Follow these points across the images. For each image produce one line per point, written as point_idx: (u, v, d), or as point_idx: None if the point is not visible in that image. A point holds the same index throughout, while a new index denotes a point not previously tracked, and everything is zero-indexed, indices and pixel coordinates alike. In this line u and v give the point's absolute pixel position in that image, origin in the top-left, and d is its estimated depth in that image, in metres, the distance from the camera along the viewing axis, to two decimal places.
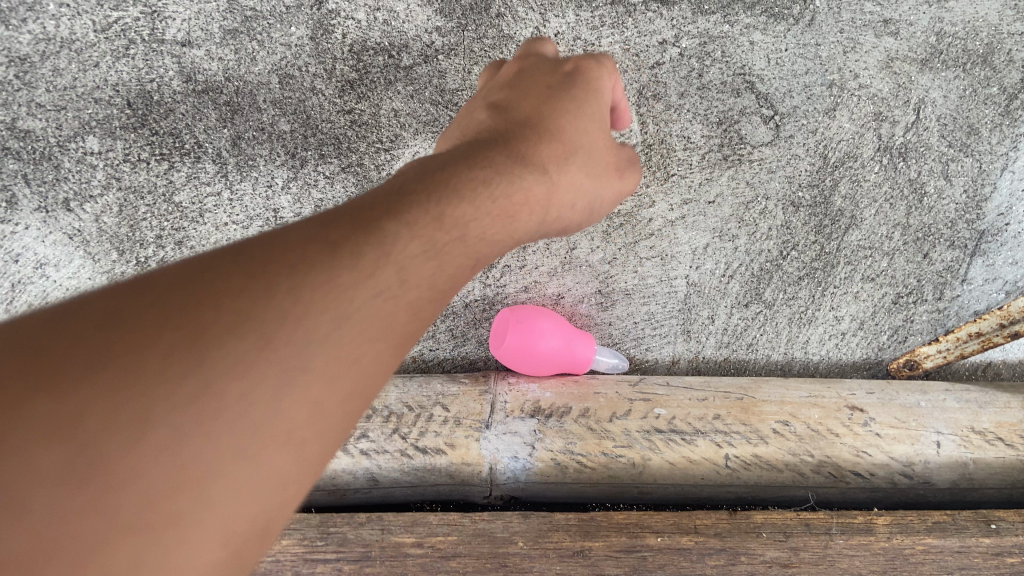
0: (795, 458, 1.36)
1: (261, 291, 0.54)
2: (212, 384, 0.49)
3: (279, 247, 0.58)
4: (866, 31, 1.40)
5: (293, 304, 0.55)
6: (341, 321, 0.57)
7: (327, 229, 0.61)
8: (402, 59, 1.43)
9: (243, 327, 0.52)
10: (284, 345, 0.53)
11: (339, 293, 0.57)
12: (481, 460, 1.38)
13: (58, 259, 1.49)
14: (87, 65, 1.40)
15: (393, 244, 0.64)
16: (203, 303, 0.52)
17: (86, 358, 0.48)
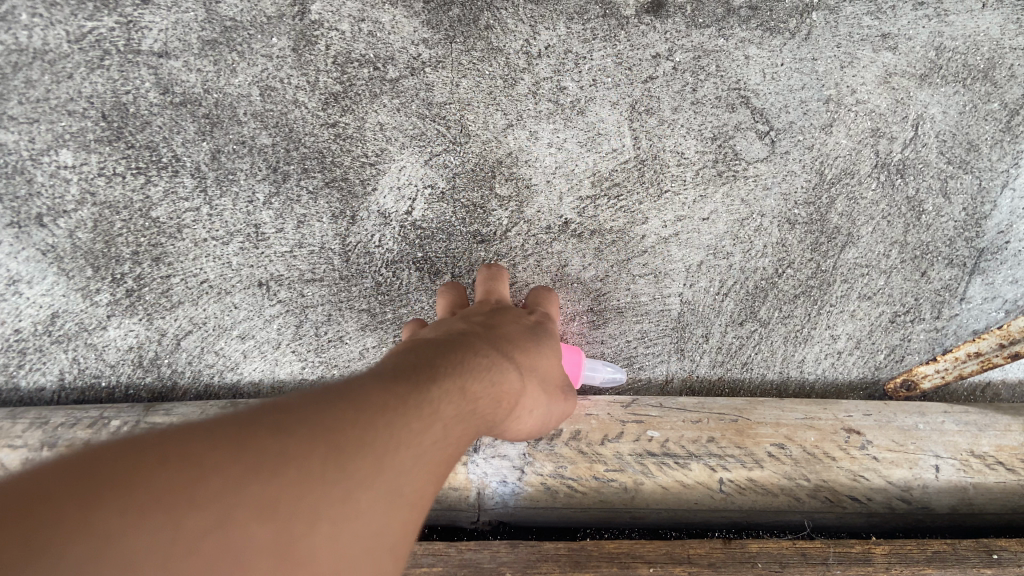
0: (791, 483, 1.32)
1: (346, 447, 0.67)
2: (314, 513, 0.61)
3: (354, 411, 0.72)
4: (864, 45, 1.37)
5: (367, 460, 0.68)
6: (396, 475, 0.70)
7: (383, 399, 0.76)
8: (387, 71, 1.38)
9: (333, 472, 0.65)
10: (361, 491, 0.66)
11: (395, 455, 0.71)
12: (468, 485, 1.33)
13: (30, 276, 1.44)
14: (61, 76, 1.36)
15: (428, 415, 0.78)
16: (305, 451, 0.64)
17: (221, 478, 0.59)
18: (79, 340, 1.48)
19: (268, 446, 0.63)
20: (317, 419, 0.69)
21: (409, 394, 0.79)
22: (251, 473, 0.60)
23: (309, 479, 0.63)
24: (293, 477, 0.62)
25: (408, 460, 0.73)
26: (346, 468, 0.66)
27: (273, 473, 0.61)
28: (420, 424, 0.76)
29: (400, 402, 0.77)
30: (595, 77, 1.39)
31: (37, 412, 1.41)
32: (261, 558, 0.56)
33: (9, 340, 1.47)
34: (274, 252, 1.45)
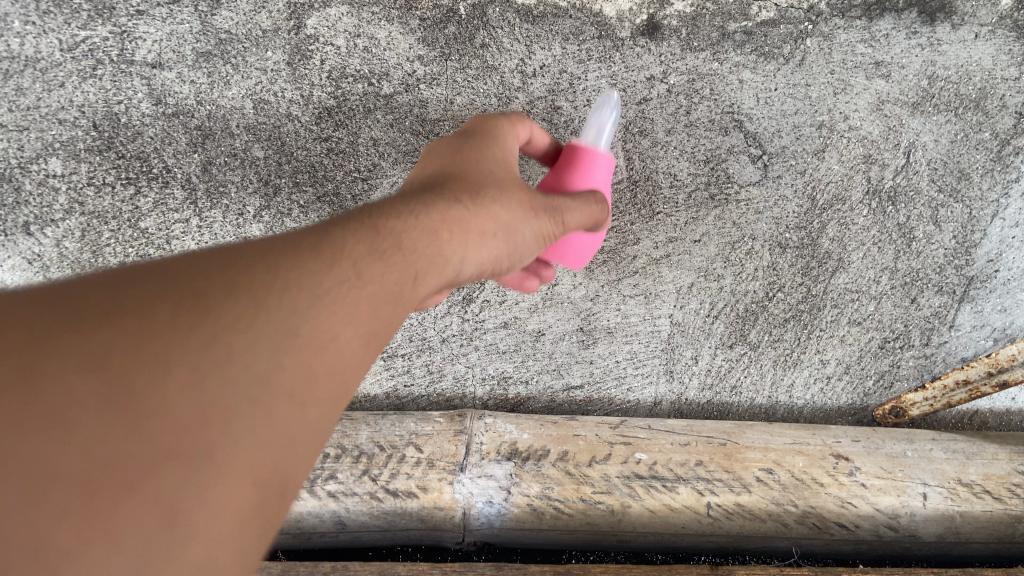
0: (779, 508, 1.30)
1: (273, 286, 0.60)
2: (242, 354, 0.55)
3: (287, 254, 0.64)
4: (857, 72, 1.38)
5: (299, 299, 0.60)
6: (343, 309, 0.63)
7: (325, 242, 0.68)
8: (382, 87, 1.38)
9: (263, 314, 0.58)
10: (303, 331, 0.59)
11: (338, 295, 0.64)
12: (454, 504, 1.31)
13: (16, 284, 1.43)
14: (52, 85, 1.35)
15: (383, 259, 0.71)
16: (224, 294, 0.57)
17: (132, 327, 0.52)
18: None
19: (184, 293, 0.56)
20: (242, 262, 0.61)
21: (360, 237, 0.71)
22: (164, 321, 0.54)
23: (234, 323, 0.56)
24: (212, 324, 0.55)
25: (355, 298, 0.65)
26: (278, 311, 0.59)
27: (187, 317, 0.54)
28: (373, 270, 0.69)
29: (349, 247, 0.69)
30: (590, 98, 1.39)
31: None
32: (184, 408, 0.50)
33: None
34: None
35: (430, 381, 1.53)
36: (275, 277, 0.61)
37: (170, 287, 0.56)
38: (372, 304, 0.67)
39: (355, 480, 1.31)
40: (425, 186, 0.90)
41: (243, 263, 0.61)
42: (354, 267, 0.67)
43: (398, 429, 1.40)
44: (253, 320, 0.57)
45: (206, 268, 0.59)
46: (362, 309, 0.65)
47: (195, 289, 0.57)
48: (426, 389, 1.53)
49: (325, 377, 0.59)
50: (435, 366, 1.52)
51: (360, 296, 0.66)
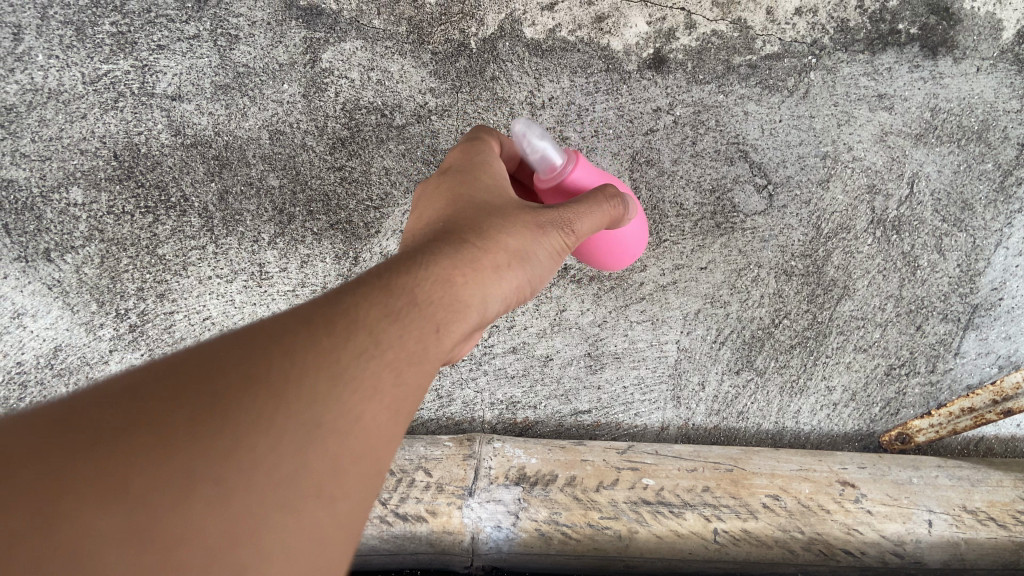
0: (786, 535, 1.31)
1: (287, 370, 0.56)
2: (265, 458, 0.51)
3: (296, 331, 0.59)
4: (860, 105, 1.40)
5: (321, 386, 0.56)
6: (365, 387, 0.59)
7: (338, 311, 0.63)
8: (395, 118, 1.42)
9: (283, 409, 0.53)
10: (325, 421, 0.55)
11: (359, 372, 0.60)
12: (463, 528, 1.33)
13: (35, 309, 1.45)
14: (74, 116, 1.39)
15: (400, 322, 0.67)
16: (238, 390, 0.53)
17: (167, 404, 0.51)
18: (81, 373, 1.49)
19: (194, 397, 0.52)
20: (248, 350, 0.56)
21: (373, 301, 0.67)
22: (179, 436, 0.49)
23: (253, 424, 0.52)
24: (227, 432, 0.51)
25: (376, 373, 0.61)
26: (297, 400, 0.54)
27: (203, 423, 0.50)
28: (393, 338, 0.65)
29: (363, 312, 0.64)
30: (597, 128, 1.42)
31: None
32: (227, 481, 0.49)
33: (11, 373, 1.47)
34: (278, 292, 1.47)
35: (439, 405, 1.55)
36: (288, 360, 0.57)
37: (178, 395, 0.52)
38: (393, 374, 0.63)
39: None
40: (432, 235, 0.86)
41: (251, 351, 0.56)
42: (370, 334, 0.63)
43: (407, 454, 1.42)
44: (275, 415, 0.53)
45: (211, 361, 0.55)
46: (384, 379, 0.61)
47: (206, 390, 0.53)
48: (436, 413, 1.55)
49: (355, 465, 0.56)
50: (445, 391, 1.54)
51: (380, 367, 0.62)
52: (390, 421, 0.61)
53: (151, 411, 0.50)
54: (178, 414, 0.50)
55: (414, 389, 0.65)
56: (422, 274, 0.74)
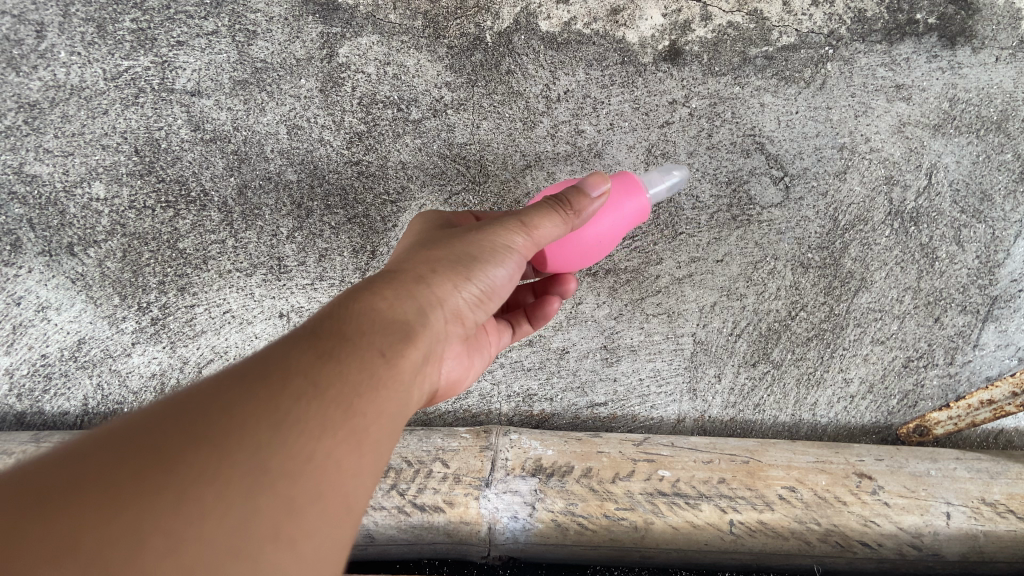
0: (802, 526, 1.31)
1: (224, 421, 0.58)
2: (214, 503, 0.52)
3: (232, 386, 0.62)
4: (878, 96, 1.41)
5: (266, 431, 0.58)
6: (310, 426, 0.61)
7: (273, 363, 0.66)
8: (411, 113, 1.43)
9: (225, 455, 0.55)
10: (273, 463, 0.57)
11: (301, 411, 0.62)
12: (480, 519, 1.34)
13: (59, 302, 1.48)
14: (96, 112, 1.43)
15: (341, 362, 0.69)
16: (177, 446, 0.55)
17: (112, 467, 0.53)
18: (104, 365, 1.50)
19: (133, 459, 0.54)
20: (185, 409, 0.59)
21: (310, 347, 0.69)
22: (127, 492, 0.51)
23: (198, 471, 0.54)
24: (173, 481, 0.52)
25: (321, 411, 0.63)
26: (239, 444, 0.56)
27: (145, 479, 0.52)
28: (335, 377, 0.67)
29: (299, 360, 0.67)
30: (612, 121, 1.42)
31: (60, 437, 1.41)
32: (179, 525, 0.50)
33: (37, 364, 1.49)
34: (295, 285, 1.48)
35: (456, 397, 1.56)
36: (223, 413, 0.59)
37: (119, 459, 0.54)
38: (341, 410, 0.65)
39: (383, 494, 1.34)
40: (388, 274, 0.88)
41: (188, 409, 0.59)
42: (309, 376, 0.65)
43: (424, 445, 1.44)
44: (217, 463, 0.55)
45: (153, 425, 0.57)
46: (331, 415, 0.64)
47: (147, 450, 0.54)
48: (452, 405, 1.56)
49: (314, 500, 0.58)
50: None
51: (325, 406, 0.64)
52: (345, 454, 0.63)
53: (94, 476, 0.52)
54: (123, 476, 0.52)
55: (368, 423, 0.67)
56: (365, 316, 0.77)
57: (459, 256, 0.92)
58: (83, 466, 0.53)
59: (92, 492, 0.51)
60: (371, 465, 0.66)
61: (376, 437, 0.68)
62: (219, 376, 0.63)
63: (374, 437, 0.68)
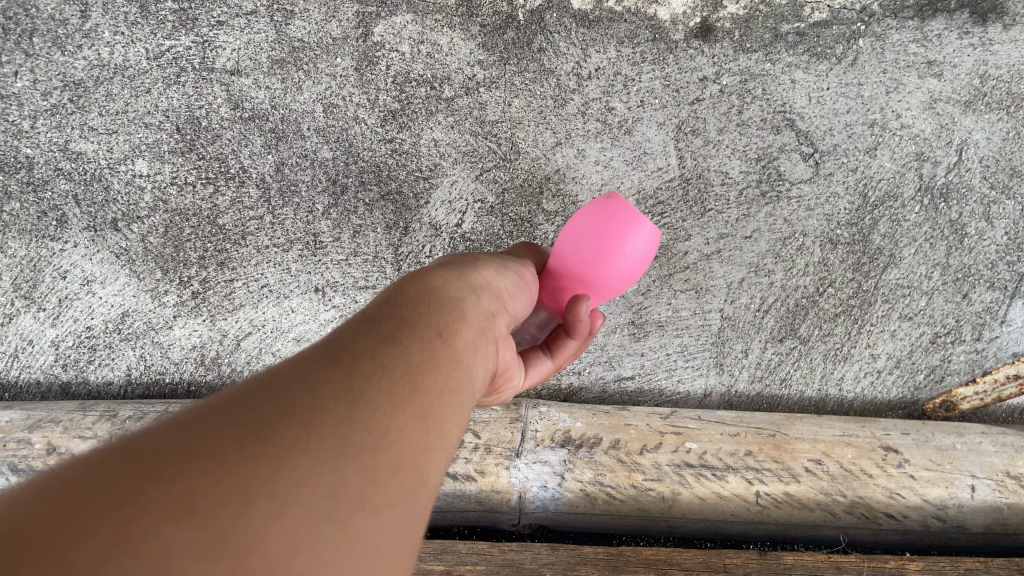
0: (827, 498, 1.33)
1: (299, 401, 0.53)
2: (297, 476, 0.47)
3: (302, 367, 0.57)
4: (909, 72, 1.43)
5: (338, 408, 0.54)
6: (386, 402, 0.57)
7: (338, 345, 0.61)
8: (444, 91, 1.47)
9: (307, 429, 0.51)
10: (351, 438, 0.52)
11: (375, 388, 0.57)
12: (511, 488, 1.37)
13: (104, 276, 1.53)
14: (139, 91, 1.48)
15: (408, 340, 0.64)
16: (256, 423, 0.51)
17: (187, 445, 0.48)
18: (146, 338, 1.54)
19: (213, 433, 0.49)
20: (254, 392, 0.54)
21: (374, 330, 0.65)
22: (207, 464, 0.46)
23: (276, 447, 0.49)
24: (260, 454, 0.48)
25: (394, 388, 0.58)
26: (318, 418, 0.52)
27: (233, 452, 0.48)
28: (404, 356, 0.62)
29: (366, 340, 0.62)
30: (643, 98, 1.45)
31: (105, 405, 1.46)
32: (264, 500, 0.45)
33: (82, 336, 1.54)
34: (330, 260, 1.51)
35: None
36: (291, 392, 0.54)
37: (199, 434, 0.49)
38: (412, 386, 0.60)
39: None
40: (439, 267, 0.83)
41: (258, 391, 0.54)
42: (376, 357, 0.61)
43: None
44: (296, 437, 0.50)
45: (221, 407, 0.52)
46: (404, 391, 0.59)
47: (225, 424, 0.50)
48: None
49: (398, 475, 0.53)
50: None
51: (397, 384, 0.59)
52: (423, 430, 0.58)
53: (180, 448, 0.47)
54: (199, 452, 0.47)
55: (441, 400, 0.62)
56: (423, 296, 0.72)
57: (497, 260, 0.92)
58: (162, 441, 0.48)
59: (180, 461, 0.46)
60: (448, 444, 0.61)
61: (451, 414, 0.63)
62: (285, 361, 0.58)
63: (449, 411, 0.62)
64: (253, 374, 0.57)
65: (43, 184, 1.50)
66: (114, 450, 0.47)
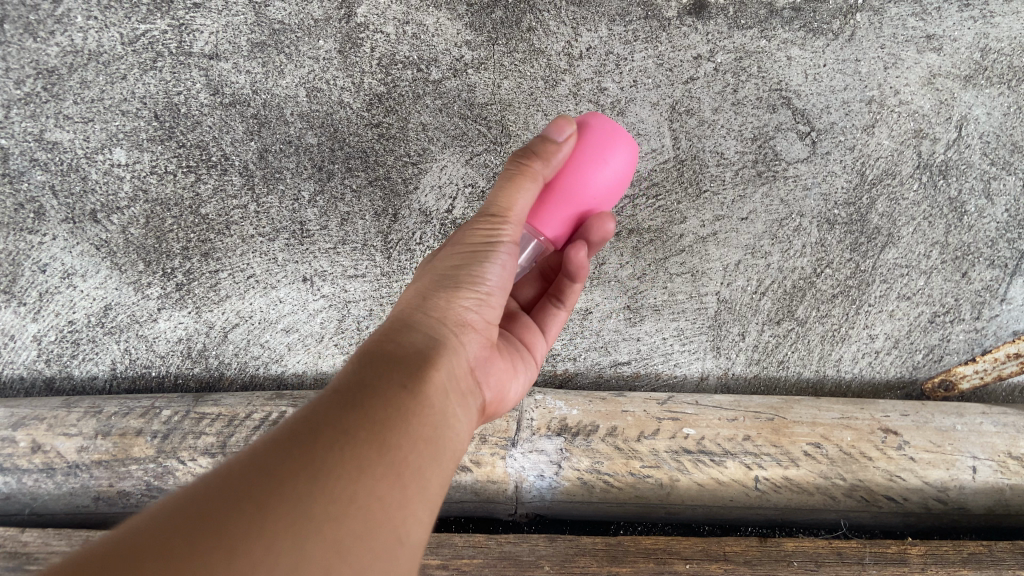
0: (827, 482, 1.31)
1: (264, 483, 0.59)
2: (266, 559, 0.54)
3: (268, 450, 0.63)
4: (907, 47, 1.40)
5: (303, 483, 0.60)
6: (348, 471, 0.63)
7: (303, 422, 0.67)
8: (431, 73, 1.42)
9: (271, 509, 0.57)
10: (317, 513, 0.58)
11: (335, 458, 0.63)
12: (507, 478, 1.35)
13: (85, 269, 1.48)
14: (115, 77, 1.43)
15: (368, 406, 0.70)
16: (222, 511, 0.56)
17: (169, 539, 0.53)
18: (130, 331, 1.51)
19: (183, 526, 0.55)
20: (224, 479, 0.59)
21: (335, 400, 0.70)
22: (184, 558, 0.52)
23: (249, 531, 0.55)
24: (222, 544, 0.54)
25: (356, 454, 0.64)
26: (281, 499, 0.58)
27: (199, 545, 0.53)
28: (364, 421, 0.68)
29: (327, 412, 0.68)
30: (636, 78, 1.41)
31: (90, 402, 1.42)
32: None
33: (64, 331, 1.50)
34: (318, 249, 1.47)
35: None
36: (262, 476, 0.60)
37: (176, 525, 0.55)
38: (376, 449, 0.66)
39: None
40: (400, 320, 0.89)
41: (226, 479, 0.60)
42: (338, 427, 0.66)
43: None
44: (267, 519, 0.56)
45: (200, 497, 0.58)
46: (370, 455, 0.65)
47: (193, 519, 0.55)
48: None
49: (360, 540, 0.59)
50: None
51: (359, 449, 0.65)
52: (386, 490, 0.64)
53: (146, 550, 0.52)
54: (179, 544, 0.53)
55: (406, 457, 0.69)
56: (380, 362, 0.78)
57: (457, 277, 0.94)
58: (146, 535, 0.54)
59: (147, 563, 0.51)
60: (419, 497, 0.68)
61: (417, 469, 0.69)
62: (252, 445, 0.64)
63: (414, 467, 0.69)
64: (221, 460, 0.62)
65: (19, 176, 1.45)
66: (105, 546, 0.53)
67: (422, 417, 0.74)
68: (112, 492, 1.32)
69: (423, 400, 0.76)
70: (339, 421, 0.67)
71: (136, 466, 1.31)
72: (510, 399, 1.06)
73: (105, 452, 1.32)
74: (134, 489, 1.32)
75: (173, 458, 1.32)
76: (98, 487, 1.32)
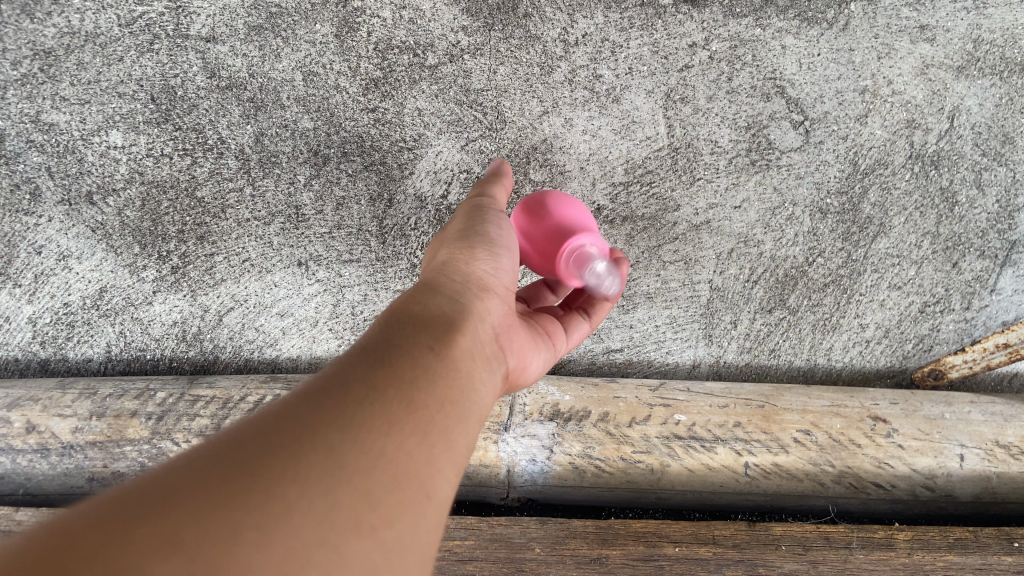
0: (816, 468, 1.32)
1: (295, 433, 0.61)
2: (295, 502, 0.55)
3: (297, 403, 0.64)
4: (901, 36, 1.40)
5: (333, 436, 0.61)
6: (375, 425, 0.64)
7: (332, 378, 0.68)
8: (427, 58, 1.43)
9: (299, 458, 0.58)
10: (346, 461, 0.60)
11: (364, 413, 0.65)
12: (499, 462, 1.36)
13: (80, 251, 1.49)
14: (111, 59, 1.43)
15: (394, 368, 0.72)
16: (253, 456, 0.58)
17: (203, 479, 0.55)
18: (126, 314, 1.52)
19: (216, 468, 0.56)
20: (255, 429, 0.61)
21: (362, 361, 0.72)
22: (219, 499, 0.53)
23: (279, 474, 0.56)
24: (253, 485, 0.55)
25: (382, 412, 0.66)
26: (309, 448, 0.59)
27: (230, 485, 0.55)
28: (390, 381, 0.70)
29: (355, 372, 0.69)
30: (631, 65, 1.41)
31: (85, 383, 1.43)
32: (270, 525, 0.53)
33: (60, 313, 1.51)
34: (313, 234, 1.48)
35: None
36: (293, 426, 0.61)
37: (209, 465, 0.57)
38: (403, 407, 0.68)
39: None
40: (424, 290, 0.91)
41: (257, 429, 0.61)
42: (366, 384, 0.68)
43: None
44: (298, 466, 0.58)
45: (232, 444, 0.59)
46: (397, 412, 0.67)
47: (227, 462, 0.57)
48: None
49: (388, 490, 0.60)
50: None
51: (387, 407, 0.67)
52: (414, 445, 0.65)
53: (181, 487, 0.54)
54: (211, 484, 0.55)
55: (431, 417, 0.70)
56: (406, 326, 0.80)
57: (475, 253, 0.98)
58: (183, 474, 0.55)
59: (182, 500, 0.53)
60: (446, 455, 0.69)
61: (442, 429, 0.70)
62: (283, 398, 0.66)
63: (440, 425, 0.70)
64: (253, 412, 0.64)
65: (14, 157, 1.45)
66: (142, 481, 0.55)
67: (448, 379, 0.75)
68: (107, 472, 1.33)
69: (448, 364, 0.77)
70: (368, 379, 0.69)
71: (130, 447, 1.32)
72: (532, 374, 1.07)
73: (99, 432, 1.33)
74: (128, 470, 1.33)
75: (167, 439, 1.32)
76: (92, 468, 1.33)
